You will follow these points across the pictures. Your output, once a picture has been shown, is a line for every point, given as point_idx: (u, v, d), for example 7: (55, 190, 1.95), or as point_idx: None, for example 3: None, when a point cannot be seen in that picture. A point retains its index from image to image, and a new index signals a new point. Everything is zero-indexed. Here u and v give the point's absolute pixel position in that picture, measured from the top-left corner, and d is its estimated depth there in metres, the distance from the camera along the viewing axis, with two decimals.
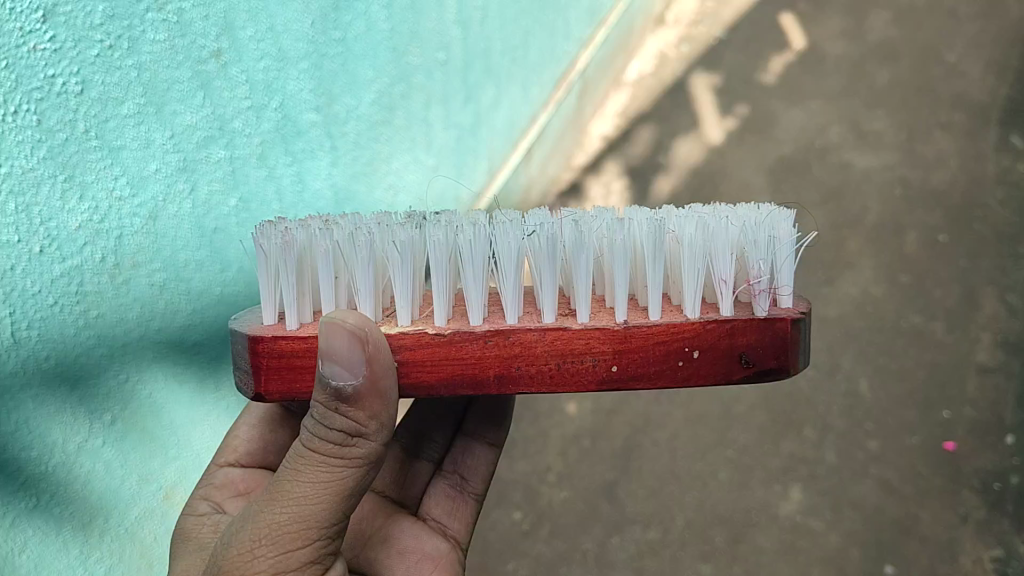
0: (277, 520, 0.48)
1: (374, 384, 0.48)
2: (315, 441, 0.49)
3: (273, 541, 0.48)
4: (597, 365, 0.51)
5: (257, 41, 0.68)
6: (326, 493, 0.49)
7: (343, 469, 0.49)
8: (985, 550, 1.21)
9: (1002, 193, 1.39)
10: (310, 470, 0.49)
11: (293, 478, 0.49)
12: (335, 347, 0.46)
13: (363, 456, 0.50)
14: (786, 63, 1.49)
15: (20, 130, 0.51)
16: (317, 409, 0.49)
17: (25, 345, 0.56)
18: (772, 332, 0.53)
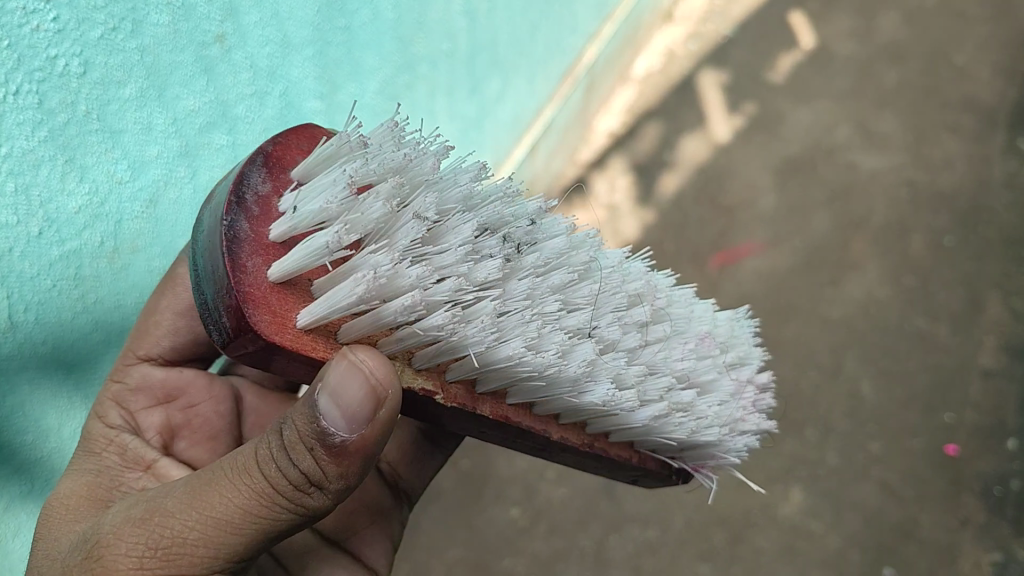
0: (183, 534, 0.41)
1: (363, 443, 0.41)
2: (267, 467, 0.41)
3: (168, 558, 0.41)
4: (546, 453, 0.55)
5: (262, 27, 0.66)
6: (248, 527, 0.41)
7: (284, 510, 0.42)
8: (984, 553, 1.16)
9: (1009, 196, 1.43)
10: (246, 494, 0.41)
11: (223, 493, 0.41)
12: (341, 396, 0.39)
13: (309, 505, 0.42)
14: (796, 60, 1.59)
15: (20, 110, 0.48)
16: (289, 436, 0.41)
17: (22, 329, 0.55)
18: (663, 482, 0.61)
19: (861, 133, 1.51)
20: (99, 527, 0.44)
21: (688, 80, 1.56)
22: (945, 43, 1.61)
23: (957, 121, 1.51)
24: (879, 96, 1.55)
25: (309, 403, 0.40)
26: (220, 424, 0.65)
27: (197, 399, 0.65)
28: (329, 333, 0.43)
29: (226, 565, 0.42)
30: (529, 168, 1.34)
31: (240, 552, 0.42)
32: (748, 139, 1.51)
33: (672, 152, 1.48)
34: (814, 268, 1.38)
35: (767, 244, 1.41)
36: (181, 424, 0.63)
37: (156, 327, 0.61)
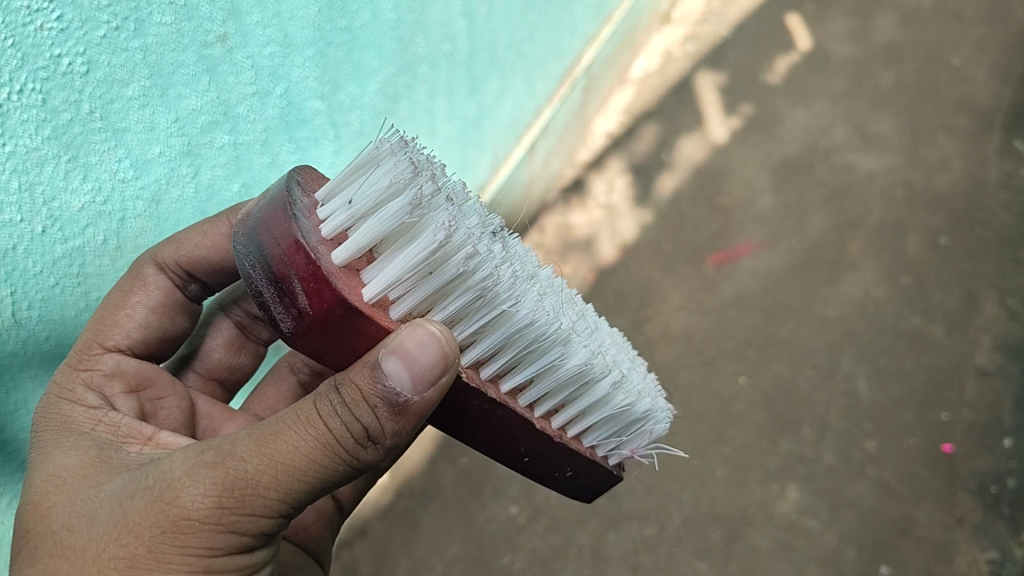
0: (253, 477, 0.42)
1: (422, 406, 0.44)
2: (330, 420, 0.43)
3: (239, 499, 0.42)
4: (517, 451, 0.54)
5: (263, 27, 0.67)
6: (309, 476, 0.43)
7: (344, 462, 0.44)
8: (980, 551, 1.15)
9: (1004, 196, 1.43)
10: (312, 445, 0.43)
11: (286, 442, 0.43)
12: (416, 358, 0.43)
13: (362, 458, 0.44)
14: (792, 62, 1.61)
15: (25, 108, 0.49)
16: (353, 392, 0.43)
17: (26, 326, 0.56)
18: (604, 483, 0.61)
19: (857, 134, 1.52)
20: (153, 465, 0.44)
21: (687, 81, 1.59)
22: (941, 45, 1.62)
23: (953, 122, 1.52)
24: (875, 97, 1.56)
25: (375, 366, 0.43)
26: (182, 419, 0.65)
27: (164, 392, 0.64)
28: (382, 307, 0.46)
29: (279, 512, 0.44)
30: (527, 168, 1.35)
31: (294, 498, 0.44)
32: (745, 140, 1.52)
33: (671, 152, 1.50)
34: (811, 268, 1.39)
35: (764, 243, 1.41)
36: (150, 413, 0.62)
37: (127, 318, 0.62)
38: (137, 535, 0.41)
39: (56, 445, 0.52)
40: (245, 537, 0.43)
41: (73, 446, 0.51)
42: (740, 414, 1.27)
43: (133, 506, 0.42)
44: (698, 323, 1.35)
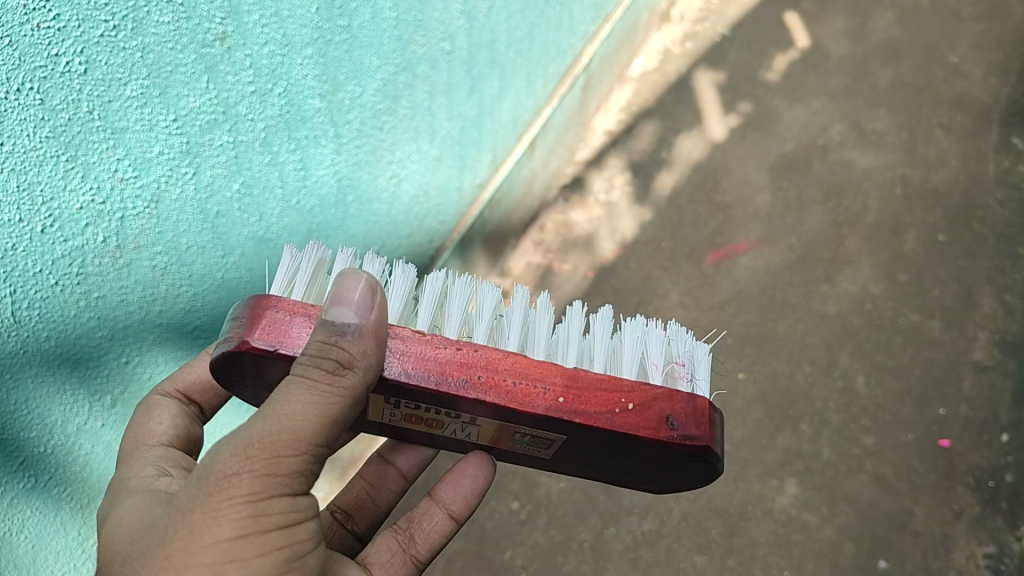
0: (269, 429, 0.52)
1: (371, 330, 0.58)
2: (305, 371, 0.55)
3: (265, 444, 0.52)
4: (548, 391, 0.60)
5: (263, 26, 0.67)
6: (313, 413, 0.54)
7: (334, 394, 0.55)
8: (978, 546, 1.16)
9: (1002, 193, 1.44)
10: (303, 392, 0.54)
11: (285, 397, 0.54)
12: (348, 293, 0.58)
13: (350, 387, 0.56)
14: (790, 59, 1.62)
15: (23, 108, 0.50)
16: (317, 344, 0.56)
17: (25, 326, 0.57)
18: (694, 405, 0.62)
19: (856, 131, 1.53)
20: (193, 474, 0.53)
21: (685, 79, 1.61)
22: (940, 43, 1.62)
23: (950, 119, 1.53)
24: (873, 95, 1.57)
25: (326, 318, 0.57)
26: None
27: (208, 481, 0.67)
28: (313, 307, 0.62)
29: (305, 449, 0.53)
30: (526, 166, 1.37)
31: (310, 437, 0.54)
32: (744, 138, 1.53)
33: (669, 150, 1.52)
34: (809, 265, 1.40)
35: (763, 240, 1.42)
36: None
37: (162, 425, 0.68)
38: (192, 505, 0.50)
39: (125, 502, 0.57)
40: (289, 478, 0.53)
41: (135, 496, 0.57)
42: (739, 410, 1.28)
43: (184, 493, 0.51)
44: (698, 320, 1.35)
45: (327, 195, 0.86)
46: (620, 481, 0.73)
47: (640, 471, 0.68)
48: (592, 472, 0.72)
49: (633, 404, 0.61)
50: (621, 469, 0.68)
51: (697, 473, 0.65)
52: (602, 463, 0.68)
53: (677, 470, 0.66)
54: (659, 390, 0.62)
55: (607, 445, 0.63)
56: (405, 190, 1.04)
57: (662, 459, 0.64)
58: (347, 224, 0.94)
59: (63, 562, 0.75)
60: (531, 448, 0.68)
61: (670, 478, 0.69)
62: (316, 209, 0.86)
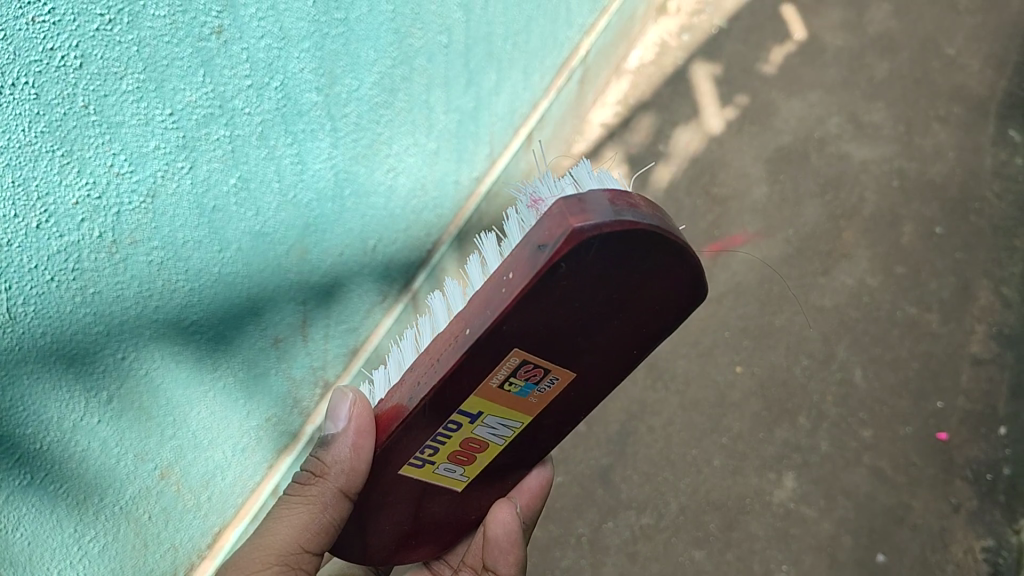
0: (254, 548, 0.65)
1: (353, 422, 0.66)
2: (298, 489, 0.68)
3: (248, 560, 0.64)
4: (454, 338, 0.56)
5: (259, 20, 0.67)
6: (293, 527, 0.66)
7: (313, 499, 0.66)
8: (976, 539, 1.16)
9: (999, 185, 1.44)
10: (291, 507, 0.67)
11: (277, 517, 0.67)
12: (337, 411, 0.66)
13: (326, 492, 0.65)
14: (788, 52, 1.62)
15: (19, 103, 0.49)
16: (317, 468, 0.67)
17: (21, 322, 0.56)
18: (553, 215, 0.51)
19: (852, 123, 1.52)
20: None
21: (682, 72, 1.61)
22: (936, 35, 1.62)
23: (947, 111, 1.52)
24: (870, 87, 1.56)
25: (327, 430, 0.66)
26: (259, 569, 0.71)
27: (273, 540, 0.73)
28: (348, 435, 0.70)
29: (279, 560, 0.64)
30: (524, 158, 1.36)
31: (288, 553, 0.65)
32: (741, 130, 1.53)
33: (667, 143, 1.52)
34: (806, 258, 1.40)
35: (760, 233, 1.43)
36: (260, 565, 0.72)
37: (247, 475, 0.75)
38: None
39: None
40: None
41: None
42: (737, 402, 1.28)
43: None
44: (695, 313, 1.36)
45: (323, 189, 0.85)
46: (670, 323, 0.57)
47: (636, 303, 0.54)
48: (639, 341, 0.58)
49: (511, 275, 0.53)
50: (616, 318, 0.55)
51: (633, 245, 0.51)
52: (598, 329, 0.56)
53: (634, 261, 0.52)
54: (525, 240, 0.53)
55: (548, 321, 0.54)
56: (402, 183, 1.03)
57: (600, 272, 0.52)
58: (345, 217, 0.93)
59: (59, 559, 0.72)
60: (550, 382, 0.60)
61: (664, 273, 0.53)
62: (313, 203, 0.85)
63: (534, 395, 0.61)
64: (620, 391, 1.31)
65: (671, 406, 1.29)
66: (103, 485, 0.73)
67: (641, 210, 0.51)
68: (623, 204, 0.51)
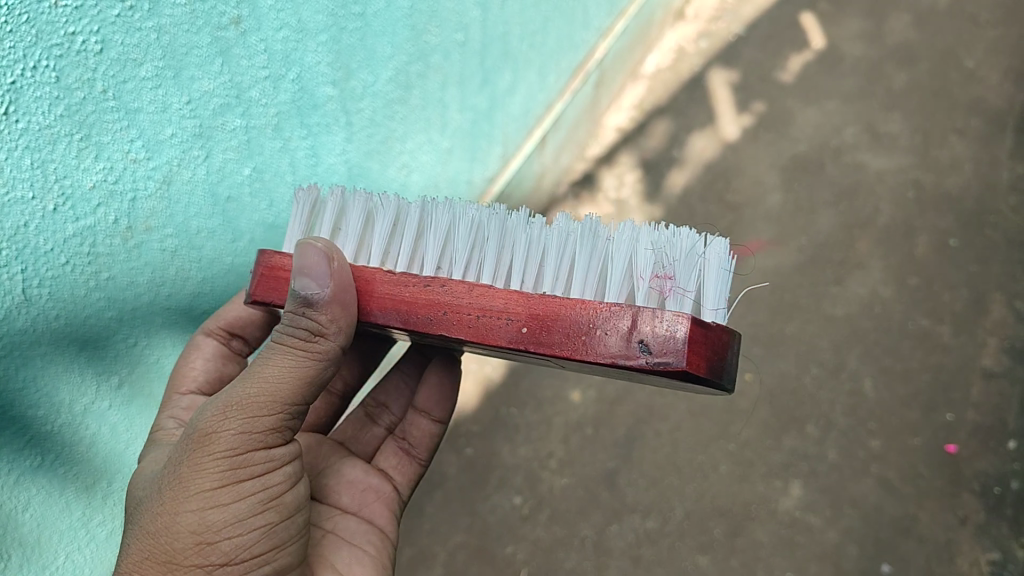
0: (247, 393, 0.55)
1: (339, 297, 0.54)
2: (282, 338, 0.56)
3: (243, 409, 0.54)
4: (510, 323, 0.52)
5: (277, 12, 0.67)
6: (291, 379, 0.56)
7: (310, 359, 0.56)
8: (982, 552, 1.16)
9: (1015, 200, 1.42)
10: (280, 355, 0.56)
11: (264, 360, 0.56)
12: (315, 267, 0.54)
13: (326, 351, 0.56)
14: (807, 60, 1.61)
15: (39, 86, 0.49)
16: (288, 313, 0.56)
17: (37, 303, 0.56)
18: (675, 326, 0.49)
19: (869, 133, 1.52)
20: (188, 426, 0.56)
21: (699, 78, 1.61)
22: (956, 46, 1.60)
23: (965, 124, 1.51)
24: (888, 96, 1.56)
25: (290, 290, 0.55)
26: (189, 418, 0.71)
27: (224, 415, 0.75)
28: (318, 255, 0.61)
29: (281, 411, 0.56)
30: (537, 161, 1.38)
31: (286, 401, 0.56)
32: (756, 137, 1.53)
33: (681, 148, 1.53)
34: (820, 266, 1.39)
35: (773, 241, 1.43)
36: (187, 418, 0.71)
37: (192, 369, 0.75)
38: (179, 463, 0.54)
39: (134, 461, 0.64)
40: (263, 435, 0.55)
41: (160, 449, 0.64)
42: (745, 410, 1.28)
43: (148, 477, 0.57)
44: None
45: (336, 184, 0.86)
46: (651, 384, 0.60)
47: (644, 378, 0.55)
48: (620, 377, 0.59)
49: (601, 334, 0.50)
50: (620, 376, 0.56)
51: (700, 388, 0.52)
52: (602, 373, 0.56)
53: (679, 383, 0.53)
54: (636, 319, 0.50)
55: (585, 367, 0.53)
56: (414, 181, 1.04)
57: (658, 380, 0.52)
58: None
59: (67, 543, 0.73)
60: (525, 359, 0.59)
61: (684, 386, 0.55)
62: None
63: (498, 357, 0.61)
64: (628, 394, 1.31)
65: (678, 412, 1.29)
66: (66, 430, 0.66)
67: (730, 365, 0.51)
68: (722, 343, 0.51)
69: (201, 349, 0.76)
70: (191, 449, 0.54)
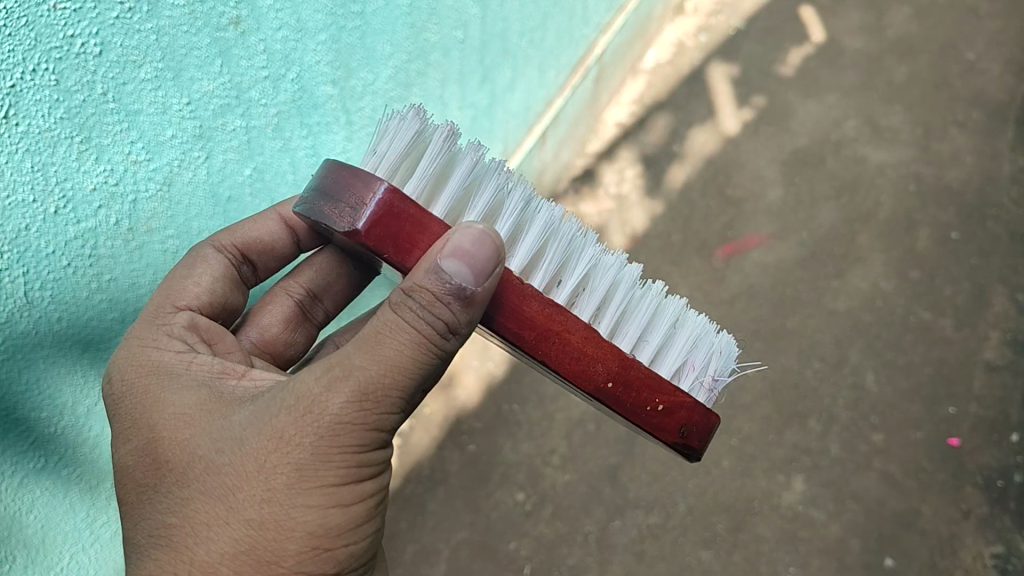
0: (378, 379, 0.51)
1: (480, 299, 0.54)
2: (417, 323, 0.52)
3: (373, 399, 0.51)
4: (599, 371, 0.61)
5: (277, 12, 0.67)
6: (415, 370, 0.53)
7: (438, 352, 0.54)
8: (985, 545, 1.16)
9: (1016, 191, 1.42)
10: (412, 340, 0.52)
11: (392, 335, 0.52)
12: (477, 260, 0.53)
13: (450, 349, 0.55)
14: (806, 54, 1.61)
15: (39, 89, 0.49)
16: (427, 296, 0.52)
17: (38, 306, 0.56)
18: (705, 421, 0.64)
19: (869, 127, 1.52)
20: (302, 398, 0.51)
21: (699, 73, 1.60)
22: (956, 39, 1.61)
23: (966, 117, 1.51)
24: (888, 90, 1.56)
25: (437, 269, 0.53)
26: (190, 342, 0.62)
27: (230, 348, 0.67)
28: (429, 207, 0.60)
29: (400, 404, 0.53)
30: (537, 156, 1.38)
31: (406, 389, 0.53)
32: (756, 131, 1.53)
33: (682, 143, 1.52)
34: (821, 260, 1.39)
35: (774, 235, 1.42)
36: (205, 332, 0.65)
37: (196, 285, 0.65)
38: (298, 446, 0.50)
39: (167, 392, 0.57)
40: (381, 427, 0.53)
41: (183, 386, 0.57)
42: (747, 405, 1.28)
43: (230, 453, 0.51)
44: (708, 314, 1.35)
45: None
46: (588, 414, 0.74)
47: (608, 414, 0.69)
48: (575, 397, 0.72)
49: (658, 406, 0.62)
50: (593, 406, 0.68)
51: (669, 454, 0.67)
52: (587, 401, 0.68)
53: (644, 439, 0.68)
54: (684, 404, 0.63)
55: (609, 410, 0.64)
56: None
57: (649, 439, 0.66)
58: None
59: (71, 544, 0.73)
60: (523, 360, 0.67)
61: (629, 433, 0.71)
62: None
63: (489, 343, 0.68)
64: None
65: None
66: (113, 392, 0.59)
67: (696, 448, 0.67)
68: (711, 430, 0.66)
69: (207, 263, 0.67)
70: (313, 433, 0.50)
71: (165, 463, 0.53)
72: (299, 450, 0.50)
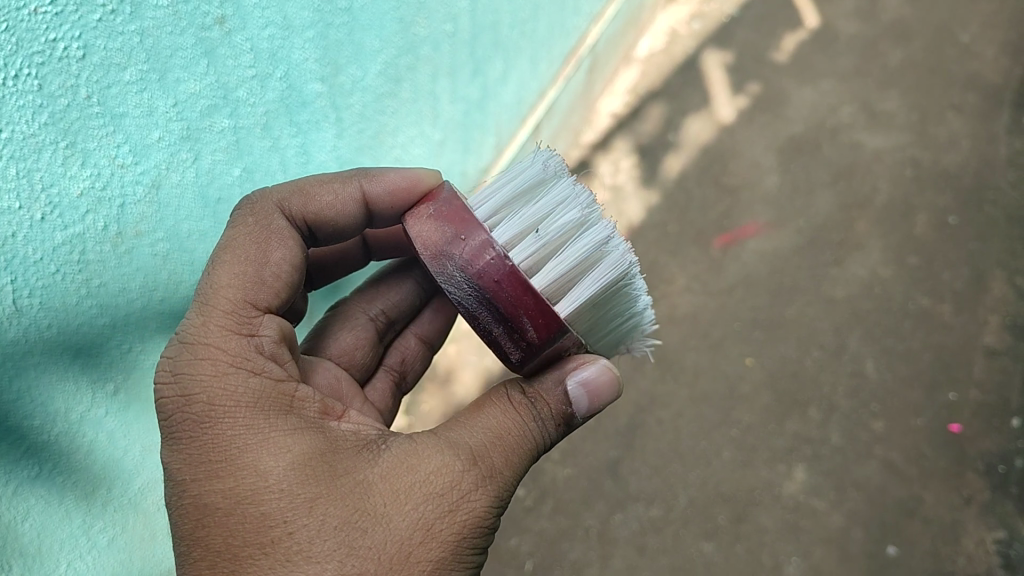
0: (502, 483, 0.56)
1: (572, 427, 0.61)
2: (533, 432, 0.58)
3: (495, 502, 0.55)
4: None
5: (262, 10, 0.66)
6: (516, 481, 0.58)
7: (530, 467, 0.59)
8: (987, 531, 1.16)
9: (1014, 175, 1.42)
10: (526, 450, 0.58)
11: (513, 439, 0.57)
12: (605, 394, 0.59)
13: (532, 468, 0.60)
14: (800, 40, 1.60)
15: (21, 94, 0.48)
16: (545, 406, 0.59)
17: (27, 313, 0.55)
18: None
19: (865, 112, 1.51)
20: (443, 488, 0.53)
21: (693, 61, 1.59)
22: (951, 23, 1.60)
23: (961, 100, 1.50)
24: (883, 75, 1.55)
25: (566, 389, 0.58)
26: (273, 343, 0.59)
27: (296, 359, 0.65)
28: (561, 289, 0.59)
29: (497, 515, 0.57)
30: None
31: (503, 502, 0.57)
32: (752, 119, 1.52)
33: (677, 132, 1.51)
34: (819, 248, 1.38)
35: (770, 223, 1.41)
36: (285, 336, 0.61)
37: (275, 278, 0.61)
38: (439, 540, 0.52)
39: (265, 443, 0.53)
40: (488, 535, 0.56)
41: (281, 438, 0.53)
42: (746, 395, 1.27)
43: (375, 535, 0.51)
44: (707, 304, 1.35)
45: None
46: None
47: None
48: None
49: None
50: None
51: None
52: None
53: None
54: None
55: None
56: None
57: None
58: None
59: (69, 551, 0.72)
60: None
61: None
62: None
63: None
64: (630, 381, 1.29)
65: (681, 399, 1.28)
66: (199, 413, 0.53)
67: None
68: None
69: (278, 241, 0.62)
70: (454, 529, 0.53)
71: (290, 528, 0.50)
72: (440, 545, 0.52)
